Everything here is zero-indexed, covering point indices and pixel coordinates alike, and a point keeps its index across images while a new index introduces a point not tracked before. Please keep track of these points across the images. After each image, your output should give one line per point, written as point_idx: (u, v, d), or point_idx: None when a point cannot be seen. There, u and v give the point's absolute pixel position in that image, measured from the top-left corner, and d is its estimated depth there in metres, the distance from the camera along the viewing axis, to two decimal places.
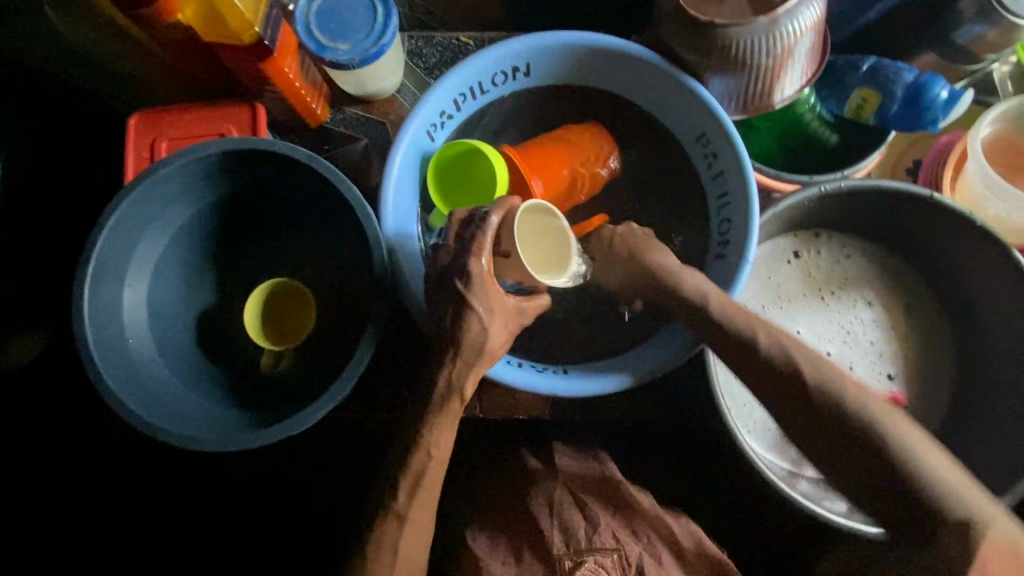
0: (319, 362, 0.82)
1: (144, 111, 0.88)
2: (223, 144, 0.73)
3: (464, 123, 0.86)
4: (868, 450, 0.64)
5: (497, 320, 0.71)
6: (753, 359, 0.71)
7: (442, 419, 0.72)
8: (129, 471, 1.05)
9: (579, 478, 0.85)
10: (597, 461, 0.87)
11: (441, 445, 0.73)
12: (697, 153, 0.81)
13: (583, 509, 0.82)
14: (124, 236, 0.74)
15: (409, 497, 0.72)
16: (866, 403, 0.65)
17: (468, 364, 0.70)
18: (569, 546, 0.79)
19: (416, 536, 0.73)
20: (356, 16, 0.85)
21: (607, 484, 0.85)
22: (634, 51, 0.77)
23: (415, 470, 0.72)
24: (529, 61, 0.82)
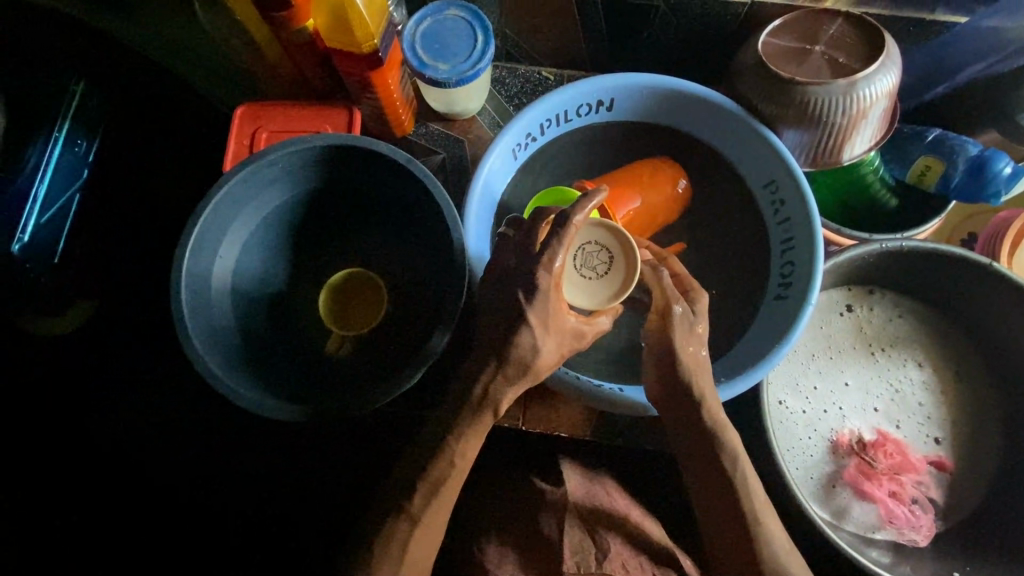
0: (378, 350, 0.87)
1: (251, 103, 0.97)
2: (328, 139, 0.79)
3: (544, 147, 0.91)
4: (759, 563, 0.72)
5: (551, 339, 0.71)
6: (701, 451, 0.76)
7: (472, 433, 0.73)
8: (149, 453, 1.12)
9: (588, 503, 0.86)
10: (604, 487, 0.91)
11: (465, 463, 0.74)
12: (765, 198, 0.85)
13: (594, 536, 0.82)
14: (225, 211, 0.79)
15: (422, 501, 0.73)
16: (775, 547, 0.72)
17: (511, 380, 0.71)
18: (579, 566, 0.78)
19: (423, 535, 0.73)
20: (457, 40, 0.92)
21: (614, 514, 0.86)
22: (715, 98, 0.83)
23: (459, 466, 0.74)
24: (613, 97, 0.87)
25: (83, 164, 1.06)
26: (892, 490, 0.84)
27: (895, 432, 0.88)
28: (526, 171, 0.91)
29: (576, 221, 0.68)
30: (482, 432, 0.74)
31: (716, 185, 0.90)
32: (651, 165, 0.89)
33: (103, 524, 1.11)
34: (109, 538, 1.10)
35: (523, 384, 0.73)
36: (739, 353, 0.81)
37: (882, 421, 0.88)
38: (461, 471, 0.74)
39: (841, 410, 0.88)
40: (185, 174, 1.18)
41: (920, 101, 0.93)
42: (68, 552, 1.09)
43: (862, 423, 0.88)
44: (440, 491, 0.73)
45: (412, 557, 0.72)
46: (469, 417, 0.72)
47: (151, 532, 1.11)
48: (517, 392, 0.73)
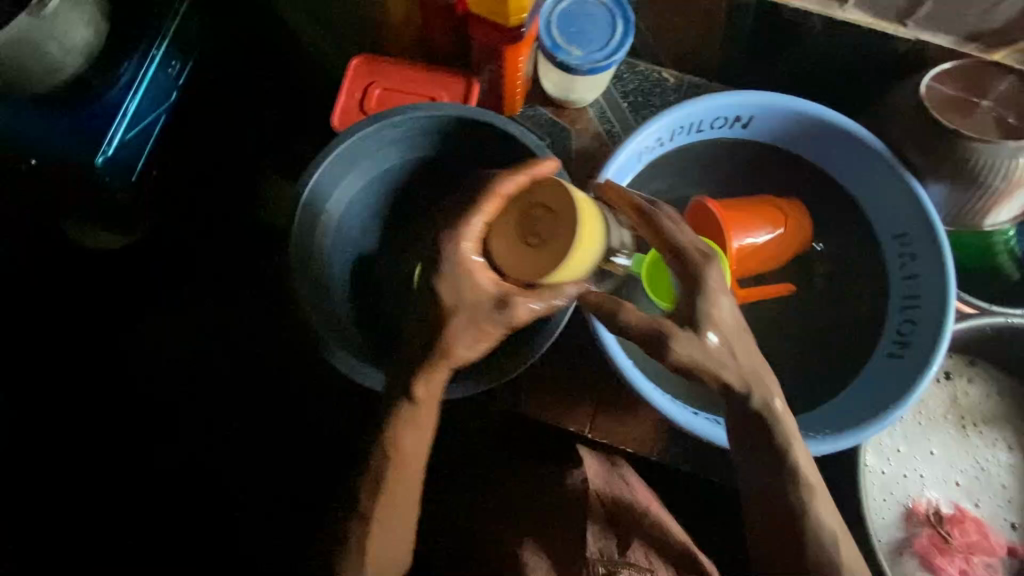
0: None
1: (368, 57, 0.94)
2: (460, 110, 0.76)
3: (669, 154, 0.87)
4: None
5: (464, 314, 0.58)
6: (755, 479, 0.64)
7: (401, 422, 0.63)
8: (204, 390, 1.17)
9: (607, 490, 0.83)
10: (622, 477, 0.86)
11: (420, 450, 0.65)
12: (893, 249, 0.81)
13: (616, 529, 0.80)
14: (340, 167, 0.77)
15: (370, 497, 0.65)
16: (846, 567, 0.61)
17: (428, 361, 0.60)
18: (603, 554, 0.77)
19: (393, 537, 0.67)
20: (595, 25, 0.88)
21: (632, 505, 0.83)
22: (863, 136, 0.78)
23: (404, 446, 0.64)
24: (753, 115, 0.82)
25: (171, 87, 1.04)
26: (961, 568, 0.82)
27: (973, 510, 0.85)
28: (644, 176, 0.87)
29: (499, 184, 0.62)
30: (419, 417, 0.63)
31: (840, 226, 0.86)
32: (773, 198, 0.84)
33: (156, 443, 1.15)
34: (160, 457, 1.15)
35: (441, 370, 0.61)
36: (844, 407, 0.77)
37: (961, 497, 0.85)
38: (406, 453, 0.64)
39: (922, 478, 0.86)
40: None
41: None
42: (120, 463, 1.14)
43: (940, 494, 0.85)
44: (382, 491, 0.65)
45: (392, 546, 0.68)
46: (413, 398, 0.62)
47: (200, 460, 1.15)
48: (434, 377, 0.61)
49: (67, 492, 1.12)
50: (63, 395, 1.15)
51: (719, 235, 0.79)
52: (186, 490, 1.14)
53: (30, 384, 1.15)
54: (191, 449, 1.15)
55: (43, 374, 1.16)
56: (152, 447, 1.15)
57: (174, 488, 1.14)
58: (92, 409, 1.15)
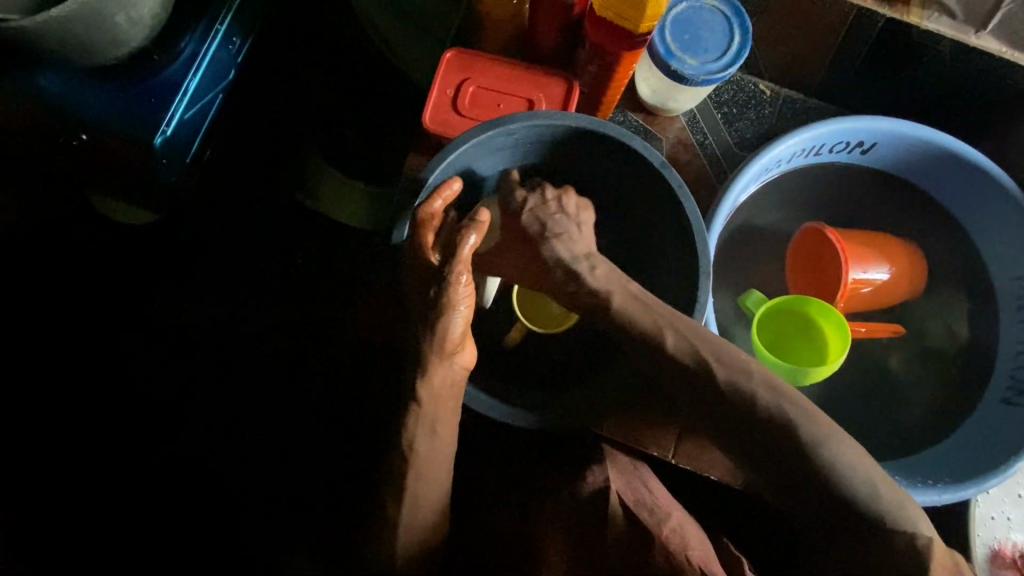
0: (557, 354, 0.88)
1: (462, 50, 0.88)
2: (580, 121, 0.72)
3: (781, 175, 0.83)
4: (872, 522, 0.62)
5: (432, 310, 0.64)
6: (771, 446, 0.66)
7: (418, 425, 0.66)
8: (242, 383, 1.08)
9: (629, 491, 0.74)
10: (643, 481, 0.77)
11: (435, 458, 0.68)
12: (1010, 289, 0.79)
13: (638, 529, 0.70)
14: (449, 174, 0.74)
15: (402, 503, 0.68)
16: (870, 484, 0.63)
17: (439, 348, 0.64)
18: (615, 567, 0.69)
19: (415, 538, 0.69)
20: (712, 34, 0.83)
21: (656, 510, 0.73)
22: (995, 172, 0.75)
23: (426, 425, 0.66)
24: (877, 141, 0.79)
25: (230, 65, 0.96)
26: None
27: None
28: (753, 197, 0.84)
29: (436, 206, 0.68)
30: (438, 421, 0.67)
31: (949, 263, 0.83)
32: (880, 234, 0.83)
33: (190, 428, 1.06)
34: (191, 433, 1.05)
35: (436, 364, 0.64)
36: (954, 450, 0.75)
37: None
38: (433, 448, 0.67)
39: (1009, 520, 0.85)
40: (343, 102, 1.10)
41: None
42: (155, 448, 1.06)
43: None
44: (416, 497, 0.68)
45: (420, 544, 0.69)
46: (428, 392, 0.65)
47: (236, 440, 1.06)
48: (440, 371, 0.65)
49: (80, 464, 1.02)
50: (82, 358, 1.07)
51: (833, 265, 0.79)
52: (217, 471, 1.04)
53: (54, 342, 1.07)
54: (229, 432, 1.07)
55: (57, 309, 1.08)
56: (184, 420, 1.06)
57: (204, 471, 1.04)
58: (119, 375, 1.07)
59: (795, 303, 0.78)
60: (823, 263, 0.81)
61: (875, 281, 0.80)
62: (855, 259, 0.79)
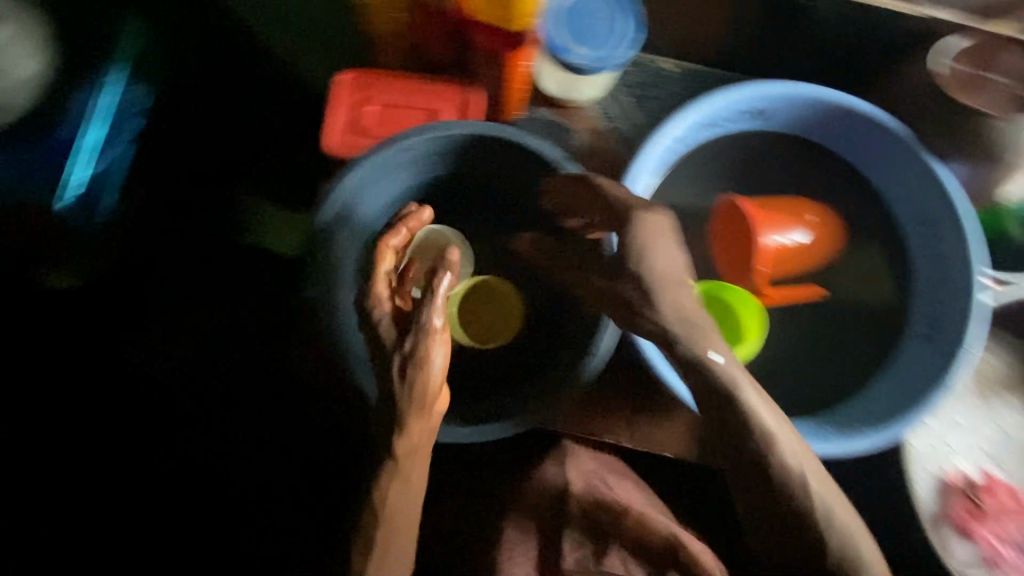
0: (497, 366, 0.83)
1: (358, 70, 0.87)
2: (474, 129, 0.71)
3: (686, 151, 0.84)
4: (819, 529, 0.65)
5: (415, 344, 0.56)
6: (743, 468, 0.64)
7: (389, 480, 0.63)
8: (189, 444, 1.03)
9: (588, 496, 0.81)
10: (606, 479, 0.83)
11: (404, 509, 0.67)
12: (917, 230, 0.81)
13: (595, 530, 0.79)
14: (354, 200, 0.73)
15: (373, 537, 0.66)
16: (834, 508, 0.65)
17: (409, 392, 0.57)
18: (581, 565, 0.78)
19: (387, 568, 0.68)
20: (603, 21, 0.83)
21: (616, 507, 0.80)
22: (884, 120, 0.77)
23: (387, 484, 0.64)
24: (771, 106, 0.80)
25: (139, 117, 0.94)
26: (996, 531, 0.85)
27: (1000, 475, 0.87)
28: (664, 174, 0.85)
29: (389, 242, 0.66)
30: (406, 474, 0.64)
31: (860, 208, 0.86)
32: (801, 203, 0.82)
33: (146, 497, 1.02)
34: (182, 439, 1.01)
35: (404, 410, 0.58)
36: (886, 394, 0.77)
37: (989, 463, 0.88)
38: (396, 506, 0.66)
39: (952, 449, 0.88)
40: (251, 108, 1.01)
41: None
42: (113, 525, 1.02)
43: (970, 463, 0.87)
44: (387, 531, 0.66)
45: (390, 574, 0.68)
46: (399, 439, 0.59)
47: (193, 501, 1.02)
48: (409, 402, 0.57)
49: (74, 470, 1.02)
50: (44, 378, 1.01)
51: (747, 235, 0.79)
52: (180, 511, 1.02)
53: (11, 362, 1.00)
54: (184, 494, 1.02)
55: None
56: (173, 429, 1.01)
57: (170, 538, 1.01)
58: (60, 426, 1.02)
59: (708, 284, 0.78)
60: (739, 234, 0.81)
61: (795, 242, 0.80)
62: (767, 226, 0.79)
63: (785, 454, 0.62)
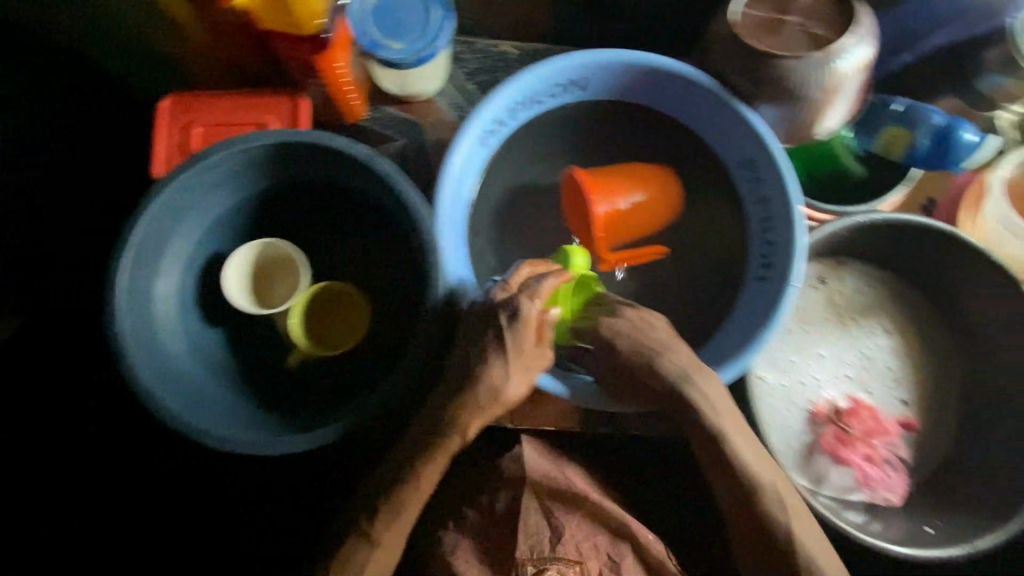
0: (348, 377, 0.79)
1: (179, 94, 0.85)
2: (274, 137, 0.70)
3: (514, 132, 0.86)
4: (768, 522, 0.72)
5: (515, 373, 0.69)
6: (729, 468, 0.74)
7: (388, 518, 0.71)
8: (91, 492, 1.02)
9: (546, 484, 0.81)
10: (562, 468, 0.84)
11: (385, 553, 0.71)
12: (742, 176, 0.84)
13: (549, 517, 0.79)
14: (162, 226, 0.70)
15: (382, 522, 0.71)
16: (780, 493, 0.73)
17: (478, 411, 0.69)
18: (533, 551, 0.76)
19: (384, 560, 0.72)
20: (413, 16, 0.83)
21: (573, 494, 0.82)
22: (690, 74, 0.79)
23: (391, 505, 0.71)
24: (584, 75, 0.82)
25: None
26: (865, 453, 0.88)
27: (867, 398, 0.91)
28: (496, 158, 0.85)
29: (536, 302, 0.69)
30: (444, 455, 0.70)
31: (697, 162, 0.87)
32: (631, 167, 0.84)
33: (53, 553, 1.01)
34: (179, 436, 1.02)
35: (487, 415, 0.70)
36: (726, 340, 0.80)
37: (855, 389, 0.91)
38: (388, 528, 0.71)
39: (818, 380, 0.91)
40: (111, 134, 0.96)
41: (916, 53, 0.88)
42: None
43: (837, 391, 0.90)
44: (399, 513, 0.71)
45: None
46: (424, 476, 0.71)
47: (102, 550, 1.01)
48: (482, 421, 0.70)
49: None
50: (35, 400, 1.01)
51: (582, 203, 0.80)
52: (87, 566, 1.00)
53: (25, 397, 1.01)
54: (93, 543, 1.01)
55: None
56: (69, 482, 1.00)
57: None
58: None
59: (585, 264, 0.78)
60: (576, 202, 0.81)
61: (629, 204, 0.82)
62: (602, 194, 0.80)
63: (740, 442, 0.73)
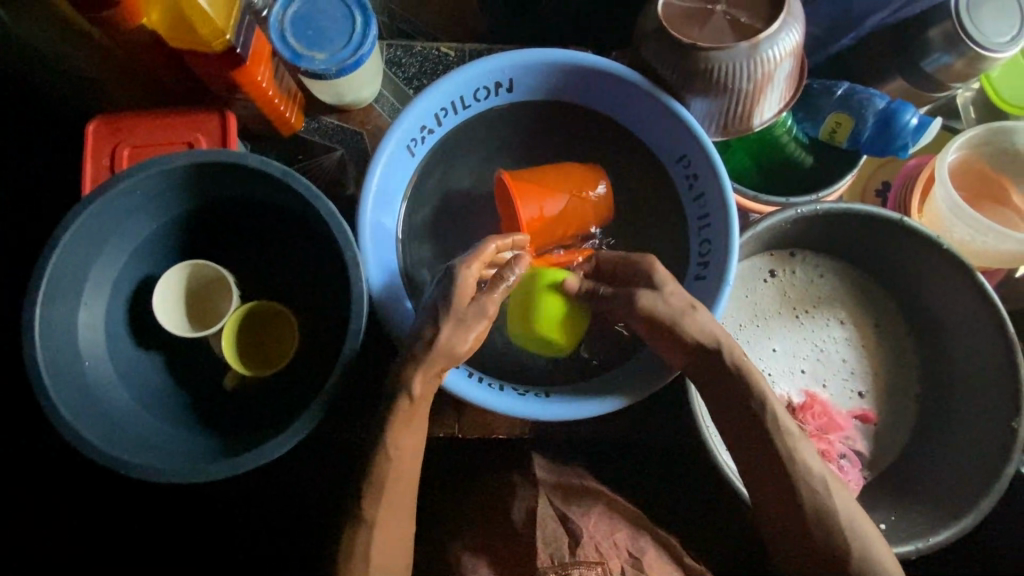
0: (284, 396, 0.77)
1: (105, 115, 0.80)
2: (190, 157, 0.69)
3: (444, 138, 0.85)
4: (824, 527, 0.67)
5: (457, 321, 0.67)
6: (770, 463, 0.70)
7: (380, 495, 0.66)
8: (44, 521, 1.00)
9: (560, 490, 0.81)
10: (577, 474, 0.85)
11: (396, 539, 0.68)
12: (679, 173, 0.82)
13: (567, 523, 0.77)
14: (79, 253, 0.69)
15: (382, 506, 0.66)
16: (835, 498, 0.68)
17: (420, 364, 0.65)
18: (553, 558, 0.73)
19: (388, 544, 0.67)
20: (333, 24, 0.81)
21: (587, 496, 0.82)
22: (616, 70, 0.77)
23: (381, 481, 0.66)
24: (511, 78, 0.81)
25: None
26: (821, 450, 0.85)
27: (822, 392, 0.89)
28: (426, 165, 0.85)
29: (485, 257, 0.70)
30: (414, 417, 0.67)
31: (634, 159, 0.86)
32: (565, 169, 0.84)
33: None
34: None
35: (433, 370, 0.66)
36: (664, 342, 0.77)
37: (810, 383, 0.89)
38: (385, 516, 0.67)
39: (771, 376, 0.88)
40: (52, 153, 0.95)
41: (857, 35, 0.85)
42: None
43: (791, 387, 0.88)
44: (392, 493, 0.67)
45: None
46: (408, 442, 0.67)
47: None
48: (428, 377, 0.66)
49: None
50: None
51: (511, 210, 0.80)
52: None
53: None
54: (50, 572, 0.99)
55: None
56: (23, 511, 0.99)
57: None
58: None
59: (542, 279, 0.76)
60: (505, 209, 0.81)
61: (561, 209, 0.81)
62: (530, 202, 0.79)
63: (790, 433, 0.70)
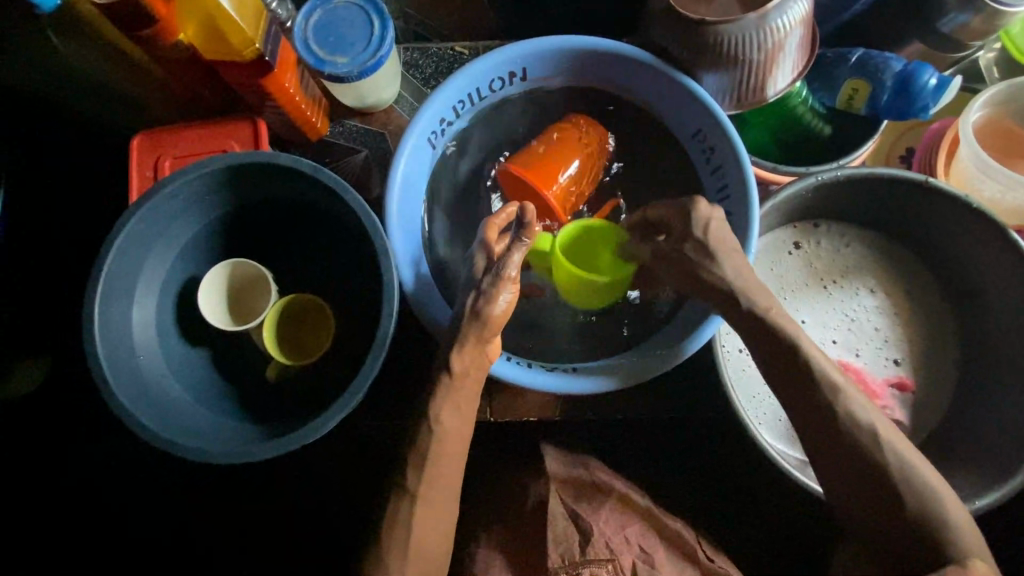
0: (324, 384, 0.81)
1: (147, 131, 0.86)
2: (227, 160, 0.74)
3: (462, 130, 0.88)
4: (893, 493, 0.63)
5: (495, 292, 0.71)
6: (813, 420, 0.67)
7: (418, 472, 0.69)
8: (120, 515, 1.07)
9: (572, 487, 0.82)
10: (588, 467, 0.84)
11: (437, 506, 0.70)
12: (695, 148, 0.83)
13: (578, 521, 0.79)
14: (131, 255, 0.74)
15: (422, 477, 0.69)
16: (902, 456, 0.64)
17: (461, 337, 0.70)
18: (564, 557, 0.75)
19: (430, 517, 0.69)
20: (353, 29, 0.85)
21: (602, 490, 0.82)
22: (626, 50, 0.79)
23: (420, 453, 0.69)
24: (525, 67, 0.84)
25: None
26: None
27: (856, 361, 0.87)
28: (447, 158, 0.88)
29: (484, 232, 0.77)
30: (458, 394, 0.70)
31: (648, 139, 0.88)
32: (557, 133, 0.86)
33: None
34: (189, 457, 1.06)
35: (480, 340, 0.70)
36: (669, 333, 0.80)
37: (843, 353, 0.88)
38: (427, 495, 0.69)
39: None
40: (105, 167, 1.02)
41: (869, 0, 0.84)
42: None
43: (824, 356, 0.87)
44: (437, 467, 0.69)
45: (423, 555, 0.69)
46: (451, 416, 0.70)
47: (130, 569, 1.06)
48: (471, 349, 0.70)
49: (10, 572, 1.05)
50: (54, 420, 1.05)
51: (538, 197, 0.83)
52: None
53: (35, 422, 1.05)
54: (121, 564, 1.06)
55: None
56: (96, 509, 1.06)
57: None
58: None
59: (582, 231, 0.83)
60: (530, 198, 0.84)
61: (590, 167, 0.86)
62: (538, 177, 0.82)
63: (845, 395, 0.66)
